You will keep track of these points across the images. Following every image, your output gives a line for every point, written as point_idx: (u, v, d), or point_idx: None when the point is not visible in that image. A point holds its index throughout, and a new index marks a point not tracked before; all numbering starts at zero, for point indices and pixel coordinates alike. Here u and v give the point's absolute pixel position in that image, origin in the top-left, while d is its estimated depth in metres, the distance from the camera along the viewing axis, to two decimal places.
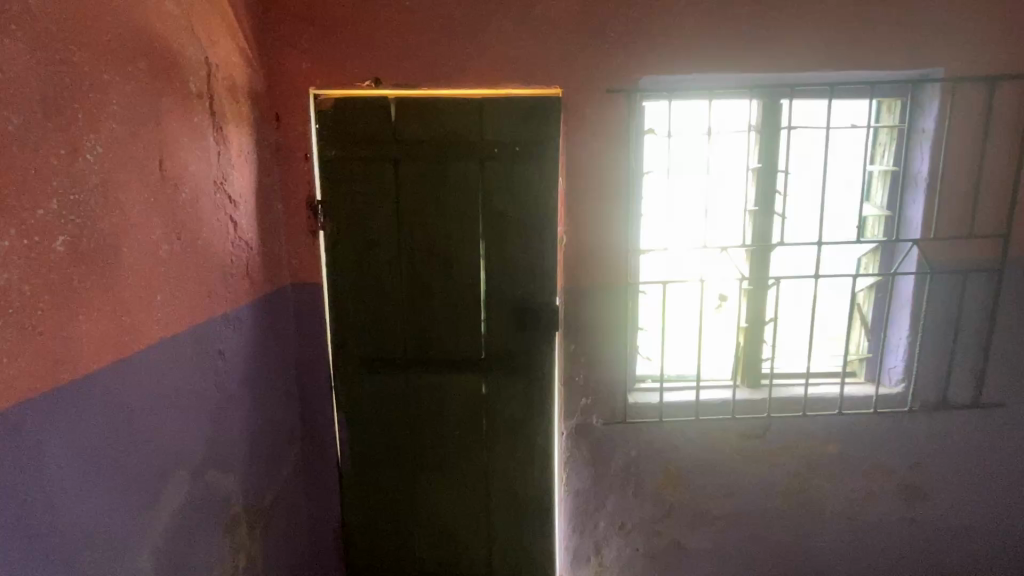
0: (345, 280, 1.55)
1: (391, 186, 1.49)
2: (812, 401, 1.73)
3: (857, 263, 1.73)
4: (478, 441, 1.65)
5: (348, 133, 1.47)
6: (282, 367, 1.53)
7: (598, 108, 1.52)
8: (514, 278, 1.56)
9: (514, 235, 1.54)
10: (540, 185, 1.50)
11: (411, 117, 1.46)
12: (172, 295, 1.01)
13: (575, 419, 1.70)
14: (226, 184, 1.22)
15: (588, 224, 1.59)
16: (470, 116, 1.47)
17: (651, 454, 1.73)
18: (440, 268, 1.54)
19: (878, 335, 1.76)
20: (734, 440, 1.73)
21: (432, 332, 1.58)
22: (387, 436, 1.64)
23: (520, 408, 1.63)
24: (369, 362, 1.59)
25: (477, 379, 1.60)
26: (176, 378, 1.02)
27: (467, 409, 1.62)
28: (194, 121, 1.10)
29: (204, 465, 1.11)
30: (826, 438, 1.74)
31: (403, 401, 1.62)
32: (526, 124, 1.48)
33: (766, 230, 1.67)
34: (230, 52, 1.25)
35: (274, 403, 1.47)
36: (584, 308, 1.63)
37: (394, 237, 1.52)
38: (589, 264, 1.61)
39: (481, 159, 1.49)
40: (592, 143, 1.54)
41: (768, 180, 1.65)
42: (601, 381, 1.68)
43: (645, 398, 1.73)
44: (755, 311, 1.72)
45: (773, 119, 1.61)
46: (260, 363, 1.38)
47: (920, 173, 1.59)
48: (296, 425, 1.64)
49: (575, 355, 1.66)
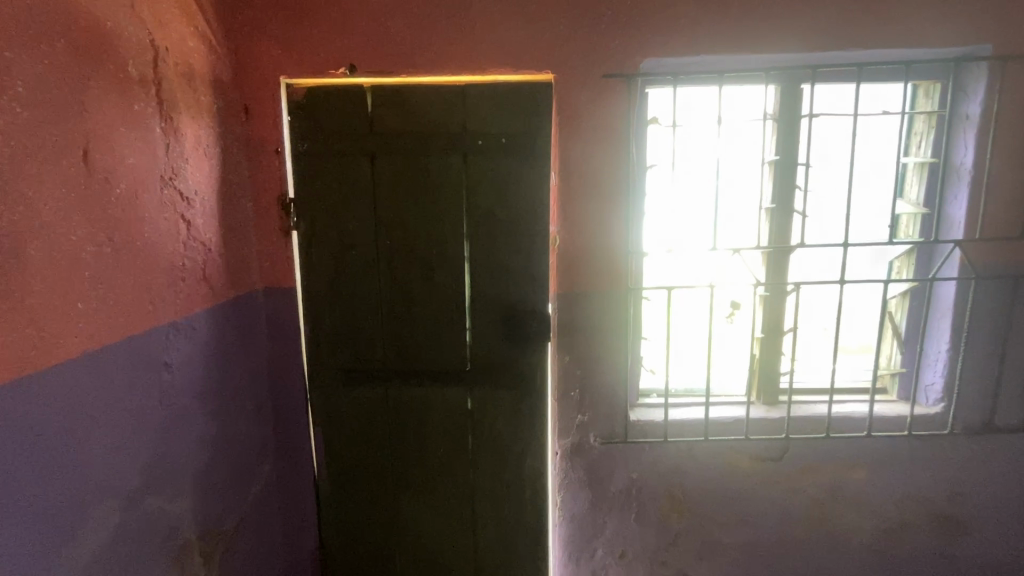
0: (321, 283, 1.44)
1: (367, 182, 1.38)
2: (837, 422, 1.55)
3: (888, 267, 1.54)
4: (463, 459, 1.51)
5: (321, 125, 1.37)
6: (255, 376, 1.42)
7: (593, 94, 1.36)
8: (501, 283, 1.43)
9: (502, 237, 1.41)
10: (528, 182, 1.38)
11: (388, 108, 1.36)
12: (101, 302, 0.90)
13: (572, 438, 1.53)
14: (179, 180, 1.12)
15: (585, 222, 1.42)
16: (452, 106, 1.36)
17: (654, 476, 1.57)
18: (420, 270, 1.42)
19: (913, 347, 1.57)
20: (748, 463, 1.56)
21: (414, 340, 1.45)
22: (365, 453, 1.52)
23: (509, 425, 1.50)
24: (346, 372, 1.48)
25: (462, 392, 1.47)
26: (106, 395, 0.92)
27: (450, 425, 1.49)
28: (134, 110, 1.00)
29: (142, 490, 1.00)
30: (852, 462, 1.56)
31: (383, 415, 1.49)
32: (513, 114, 1.36)
33: (784, 232, 1.50)
34: (183, 34, 1.14)
35: (242, 416, 1.36)
36: (581, 315, 1.47)
37: (371, 237, 1.41)
38: (585, 267, 1.44)
39: (464, 153, 1.37)
40: (588, 134, 1.38)
41: (787, 174, 1.47)
42: (599, 396, 1.51)
43: (649, 415, 1.57)
44: (772, 320, 1.55)
45: (793, 106, 1.43)
46: (223, 373, 1.28)
47: (963, 165, 1.40)
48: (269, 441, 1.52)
49: (570, 367, 1.49)
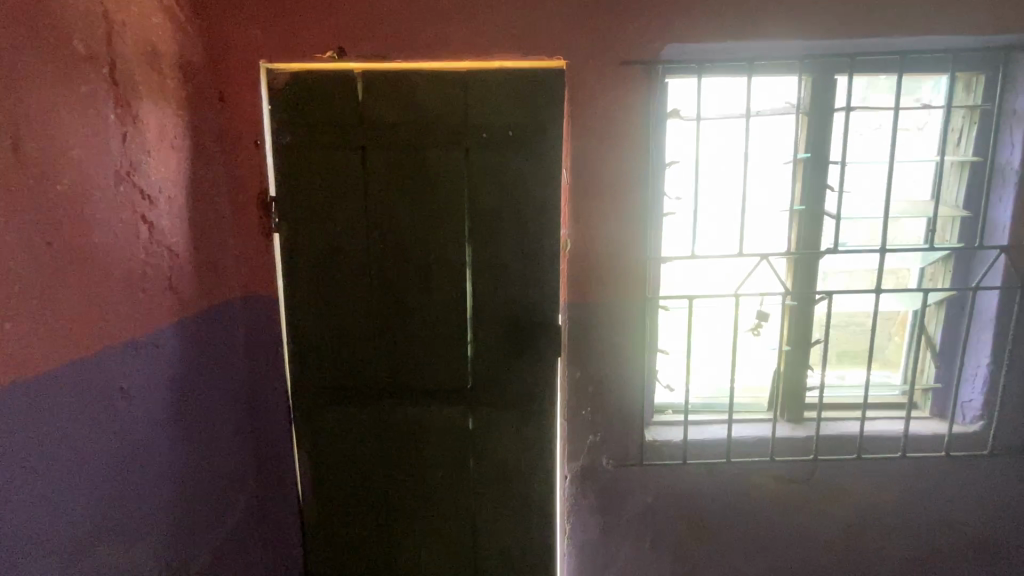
0: (306, 291, 1.29)
1: (358, 179, 1.24)
2: (870, 442, 1.43)
3: (919, 274, 1.45)
4: (464, 485, 1.38)
5: (305, 115, 1.22)
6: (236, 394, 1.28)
7: (610, 83, 1.23)
8: (506, 292, 1.29)
9: (509, 240, 1.27)
10: (536, 180, 1.24)
11: (381, 96, 1.21)
12: (34, 321, 0.76)
13: (581, 461, 1.40)
14: (139, 176, 0.97)
15: (598, 224, 1.29)
16: (453, 94, 1.21)
17: (672, 502, 1.43)
18: (417, 278, 1.28)
19: (949, 360, 1.45)
20: (772, 485, 1.43)
21: (409, 354, 1.32)
22: (356, 478, 1.38)
23: (515, 448, 1.36)
24: (333, 390, 1.34)
25: (462, 412, 1.34)
26: (42, 430, 0.78)
27: (449, 448, 1.36)
28: (81, 93, 0.85)
29: (87, 536, 0.86)
30: (887, 485, 1.43)
31: (375, 437, 1.35)
32: (520, 105, 1.23)
33: (814, 236, 1.38)
34: (145, 8, 1.00)
35: (219, 441, 1.21)
36: (593, 327, 1.33)
37: (362, 241, 1.27)
38: (599, 275, 1.31)
39: (466, 146, 1.23)
40: (603, 128, 1.25)
41: (818, 173, 1.35)
42: (613, 414, 1.38)
43: (666, 434, 1.44)
44: (800, 331, 1.42)
45: (826, 99, 1.31)
46: (195, 394, 1.13)
47: (1010, 164, 1.29)
48: (250, 469, 1.36)
49: (581, 383, 1.36)
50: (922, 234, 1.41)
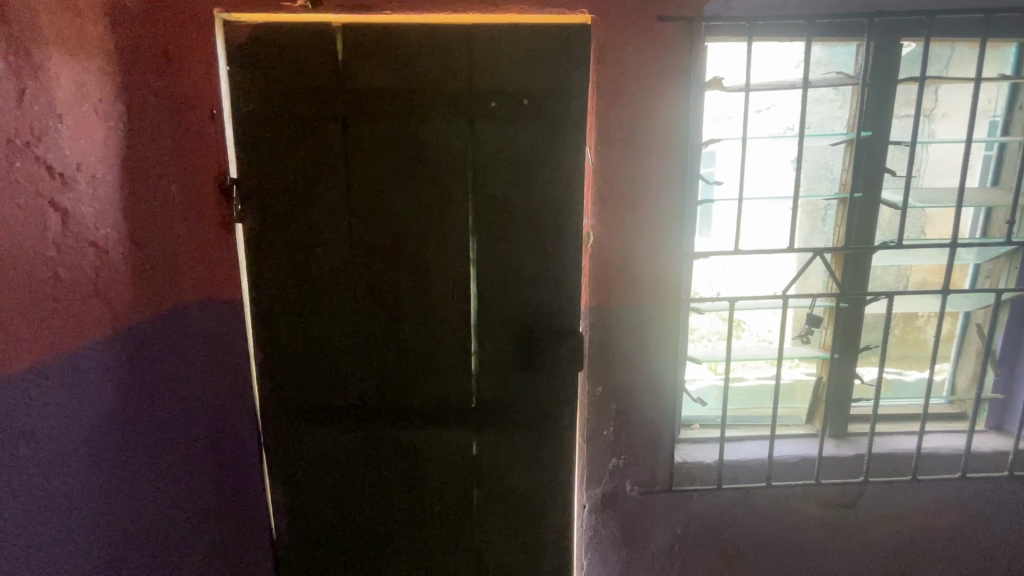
0: (276, 293, 1.08)
1: (338, 158, 1.02)
2: (925, 461, 1.27)
3: (975, 272, 1.31)
4: (465, 517, 1.18)
5: (272, 78, 1.00)
6: (206, 421, 1.04)
7: (646, 42, 1.01)
8: (517, 294, 1.10)
9: (520, 233, 1.07)
10: (554, 161, 1.04)
11: (367, 56, 0.99)
12: None
13: (603, 486, 1.19)
14: (46, 148, 0.76)
15: (627, 215, 1.07)
16: (455, 53, 1.00)
17: (704, 532, 1.25)
18: (410, 276, 1.07)
19: (1011, 369, 1.30)
20: (815, 511, 1.27)
21: (402, 369, 1.11)
22: (339, 510, 1.17)
23: (525, 473, 1.18)
24: (311, 411, 1.13)
25: (465, 435, 1.14)
26: None
27: (449, 475, 1.16)
28: None
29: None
30: (942, 509, 1.28)
31: (361, 465, 1.15)
32: (536, 68, 1.02)
33: (869, 228, 1.19)
34: None
35: (185, 474, 1.01)
36: (620, 335, 1.12)
37: (343, 232, 1.05)
38: (626, 274, 1.10)
39: (471, 118, 1.02)
40: (636, 94, 1.03)
41: (878, 156, 1.16)
42: (640, 434, 1.18)
43: (698, 454, 1.25)
44: (848, 336, 1.25)
45: (891, 68, 1.12)
46: (138, 422, 0.92)
47: None
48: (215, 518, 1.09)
49: (604, 401, 1.15)
50: (979, 226, 1.28)
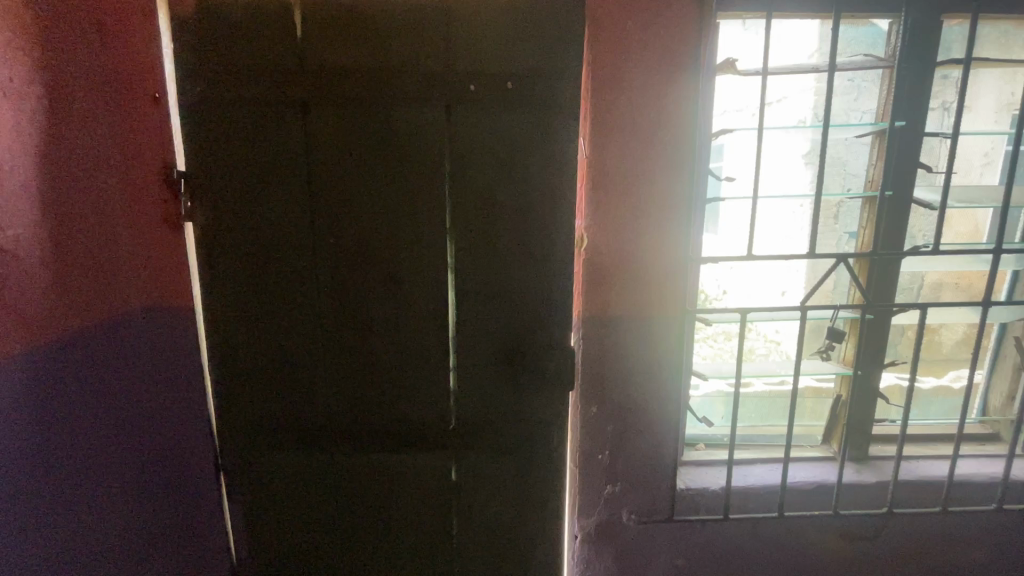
0: (231, 299, 0.96)
1: (298, 147, 0.90)
2: (956, 489, 1.14)
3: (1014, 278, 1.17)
4: (443, 547, 1.07)
5: (223, 57, 0.88)
6: (150, 442, 0.94)
7: (650, 14, 0.88)
8: (501, 303, 0.98)
9: (504, 234, 0.95)
10: (544, 154, 0.92)
11: (330, 32, 0.87)
12: None
13: (597, 517, 1.05)
14: None
15: (626, 212, 0.94)
16: (430, 29, 0.88)
17: (709, 565, 1.13)
18: (380, 282, 0.95)
19: None
20: (833, 544, 1.14)
21: (372, 385, 1.00)
22: (304, 539, 1.06)
23: (510, 500, 1.06)
24: (272, 431, 1.02)
25: (443, 458, 1.03)
26: None
27: (425, 502, 1.05)
28: None
29: None
30: (974, 543, 1.15)
31: (328, 489, 1.04)
32: (523, 47, 0.89)
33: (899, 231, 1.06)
34: None
35: (123, 500, 0.91)
36: (618, 346, 0.98)
37: (305, 231, 0.93)
38: (625, 279, 0.96)
39: (448, 103, 0.89)
40: (637, 73, 0.89)
41: (911, 150, 1.02)
42: (639, 458, 1.04)
43: (704, 480, 1.12)
44: (872, 351, 1.12)
45: (928, 49, 0.99)
46: (56, 439, 0.84)
47: None
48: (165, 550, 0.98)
49: (600, 423, 1.01)
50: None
